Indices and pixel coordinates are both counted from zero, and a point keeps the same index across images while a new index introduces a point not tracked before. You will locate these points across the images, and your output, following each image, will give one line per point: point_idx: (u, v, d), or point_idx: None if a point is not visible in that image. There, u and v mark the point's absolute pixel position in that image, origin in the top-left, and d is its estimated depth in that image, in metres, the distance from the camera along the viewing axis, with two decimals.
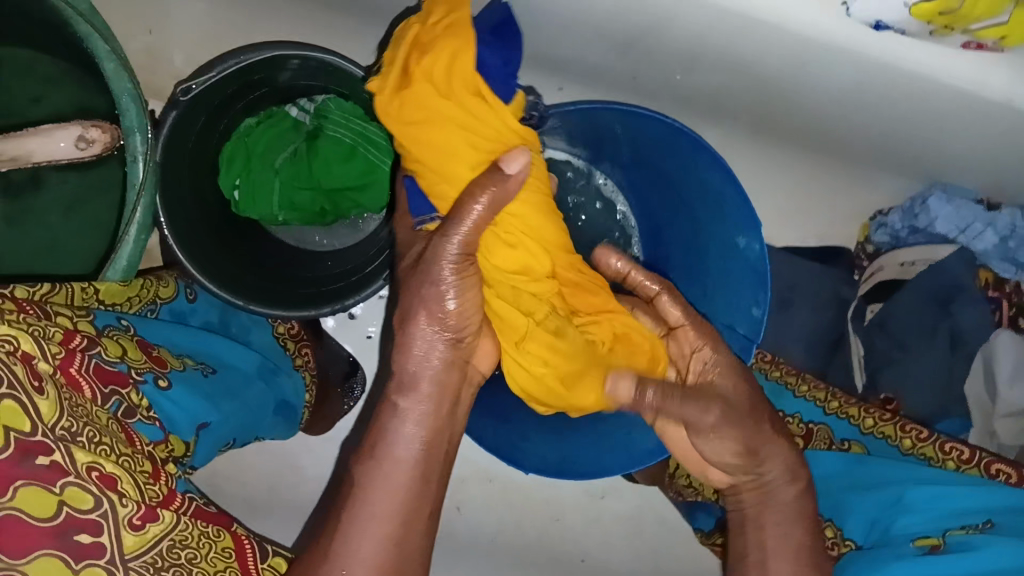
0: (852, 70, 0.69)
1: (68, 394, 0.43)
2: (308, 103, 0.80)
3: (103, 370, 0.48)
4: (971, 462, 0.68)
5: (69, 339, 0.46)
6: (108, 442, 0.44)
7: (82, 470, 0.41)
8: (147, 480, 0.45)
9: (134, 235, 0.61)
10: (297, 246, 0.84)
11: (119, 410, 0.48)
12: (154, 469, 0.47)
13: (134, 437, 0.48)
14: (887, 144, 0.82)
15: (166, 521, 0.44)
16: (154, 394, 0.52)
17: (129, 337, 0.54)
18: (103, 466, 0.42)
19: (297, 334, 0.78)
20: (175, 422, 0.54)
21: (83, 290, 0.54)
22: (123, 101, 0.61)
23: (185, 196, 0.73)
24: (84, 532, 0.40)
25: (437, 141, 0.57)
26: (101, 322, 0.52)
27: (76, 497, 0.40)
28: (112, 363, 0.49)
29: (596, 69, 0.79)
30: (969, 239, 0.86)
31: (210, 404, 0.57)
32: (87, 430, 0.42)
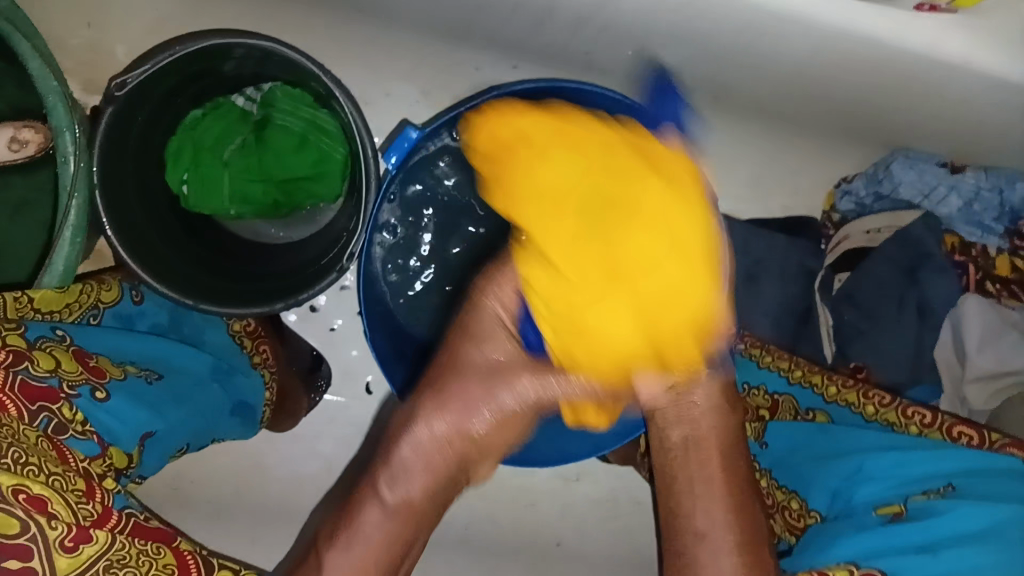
0: (808, 39, 0.68)
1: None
2: (254, 92, 0.79)
3: (30, 387, 0.46)
4: (933, 425, 0.67)
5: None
6: (35, 463, 0.41)
7: (7, 492, 0.38)
8: (80, 499, 0.43)
9: (69, 238, 0.59)
10: (251, 241, 0.82)
11: (50, 427, 0.46)
12: (87, 487, 0.44)
13: (66, 454, 0.46)
14: (849, 112, 0.81)
15: (100, 541, 0.42)
16: (89, 406, 0.50)
17: (65, 348, 0.52)
18: (30, 488, 0.39)
19: (252, 331, 0.75)
20: (116, 434, 0.52)
21: (15, 301, 0.52)
22: (51, 99, 0.59)
23: (130, 194, 0.71)
24: (13, 559, 0.38)
25: (658, 287, 0.54)
26: (33, 334, 0.50)
27: (1, 523, 0.38)
28: (40, 379, 0.47)
29: (550, 47, 0.78)
30: (934, 204, 0.84)
31: (155, 414, 0.55)
32: (12, 451, 0.40)
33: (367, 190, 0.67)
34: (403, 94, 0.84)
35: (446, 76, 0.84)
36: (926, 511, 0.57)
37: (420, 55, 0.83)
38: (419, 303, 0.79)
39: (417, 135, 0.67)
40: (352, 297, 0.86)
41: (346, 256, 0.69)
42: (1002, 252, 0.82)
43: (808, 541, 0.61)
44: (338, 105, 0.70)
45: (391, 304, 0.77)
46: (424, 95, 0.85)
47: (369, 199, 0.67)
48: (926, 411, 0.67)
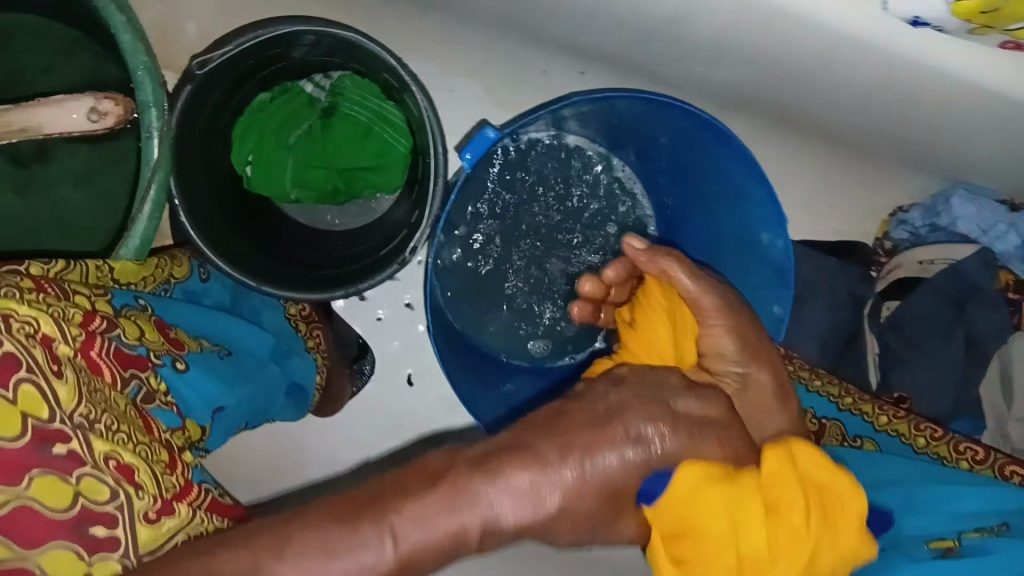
0: (880, 67, 0.68)
1: (87, 378, 0.43)
2: (322, 79, 0.78)
3: (122, 353, 0.47)
4: (984, 462, 0.69)
5: (89, 321, 0.45)
6: (125, 430, 0.43)
7: (99, 459, 0.40)
8: (164, 470, 0.44)
9: (148, 213, 0.59)
10: (308, 225, 0.82)
11: (138, 395, 0.47)
12: (170, 459, 0.46)
13: (151, 425, 0.47)
14: (911, 144, 0.81)
15: (181, 515, 0.44)
16: (171, 377, 0.51)
17: (147, 317, 0.53)
18: (120, 455, 0.41)
19: (307, 315, 0.76)
20: (192, 407, 0.53)
21: (98, 269, 0.53)
22: (139, 74, 0.60)
23: (199, 174, 0.71)
24: (99, 525, 0.40)
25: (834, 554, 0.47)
26: (118, 302, 0.51)
27: (92, 488, 0.40)
28: (131, 347, 0.48)
29: (619, 56, 0.78)
30: (991, 240, 0.84)
31: (227, 389, 0.56)
32: (105, 417, 0.42)
33: (436, 187, 0.67)
34: (467, 89, 0.85)
35: (511, 75, 0.84)
36: (981, 550, 0.58)
37: (487, 54, 0.83)
38: (485, 302, 0.80)
39: (496, 136, 0.67)
40: (400, 289, 0.86)
41: (409, 249, 0.69)
42: None
43: None
44: (411, 100, 0.69)
45: (456, 305, 0.78)
46: (488, 92, 0.85)
47: (438, 196, 0.67)
48: (979, 447, 0.69)
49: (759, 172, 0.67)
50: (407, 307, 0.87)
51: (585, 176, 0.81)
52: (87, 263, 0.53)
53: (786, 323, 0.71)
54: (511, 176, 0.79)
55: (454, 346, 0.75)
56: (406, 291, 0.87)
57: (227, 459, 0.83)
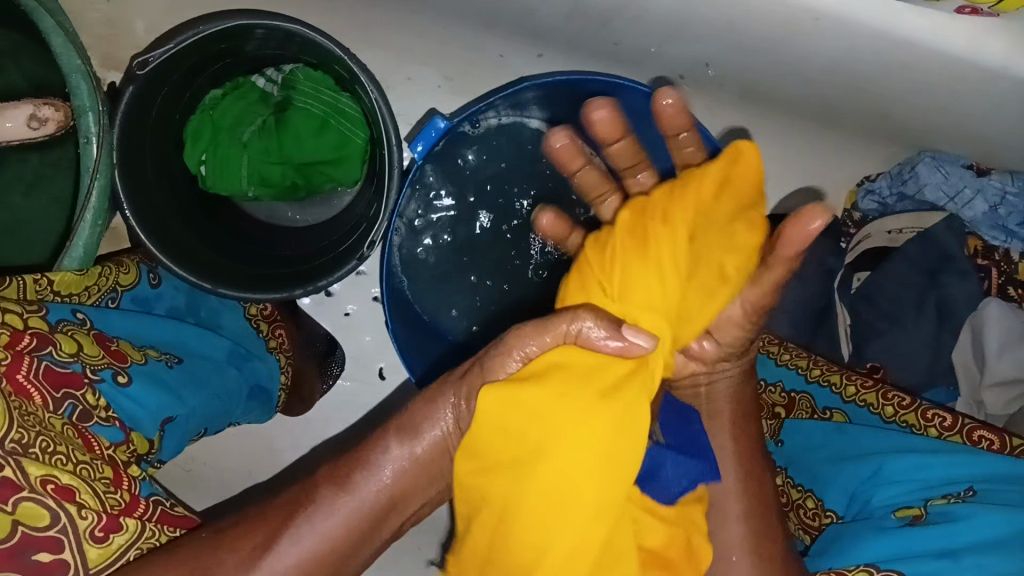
0: (842, 36, 0.67)
1: (16, 403, 0.42)
2: (275, 73, 0.76)
3: (53, 372, 0.46)
4: (953, 429, 0.66)
5: (16, 341, 0.45)
6: (63, 450, 0.43)
7: (36, 483, 0.40)
8: (107, 488, 0.45)
9: (90, 220, 0.59)
10: (267, 221, 0.81)
11: (74, 414, 0.47)
12: (114, 473, 0.46)
13: (92, 442, 0.47)
14: (880, 113, 0.80)
15: (130, 530, 0.45)
16: (111, 392, 0.50)
17: (85, 332, 0.52)
18: (58, 478, 0.41)
19: (270, 315, 0.75)
20: (136, 419, 0.52)
21: (36, 282, 0.52)
22: (75, 78, 0.59)
23: (148, 176, 0.70)
24: (43, 551, 0.40)
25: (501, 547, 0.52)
26: (54, 318, 0.50)
27: (31, 515, 0.40)
28: (65, 365, 0.47)
29: (578, 36, 0.76)
30: (959, 206, 0.83)
31: (174, 398, 0.56)
32: (40, 440, 0.42)
33: (390, 179, 0.66)
34: (425, 78, 0.84)
35: (472, 60, 0.83)
36: (946, 516, 0.56)
37: (443, 41, 0.81)
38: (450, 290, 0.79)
39: (445, 125, 0.67)
40: (367, 283, 0.86)
41: (366, 244, 0.67)
42: None
43: (826, 542, 0.61)
44: (362, 90, 0.68)
45: (412, 298, 0.78)
46: (448, 80, 0.84)
47: (391, 188, 0.66)
48: (947, 414, 0.66)
49: None
50: (374, 301, 0.86)
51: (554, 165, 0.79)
52: (24, 278, 0.52)
53: None
54: (478, 167, 0.78)
55: (420, 337, 0.76)
56: (374, 284, 0.86)
57: (198, 463, 0.82)
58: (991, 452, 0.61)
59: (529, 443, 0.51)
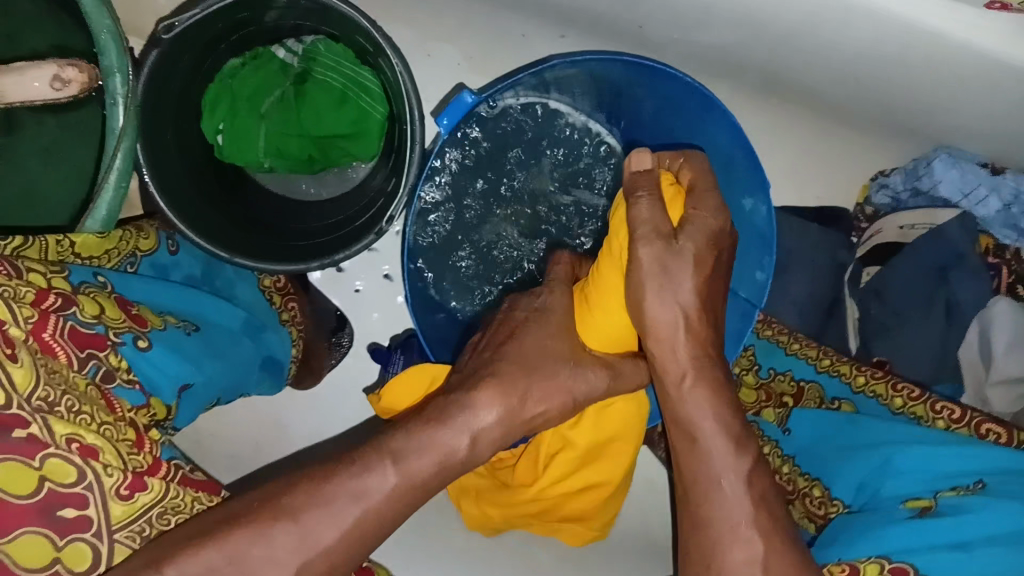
0: (869, 28, 0.67)
1: (43, 361, 0.42)
2: (295, 44, 0.76)
3: (79, 333, 0.46)
4: (961, 421, 0.65)
5: (41, 300, 0.45)
6: (88, 410, 0.43)
7: (62, 441, 0.40)
8: (130, 449, 0.44)
9: (113, 182, 0.59)
10: (281, 193, 0.81)
11: (98, 375, 0.47)
12: (137, 436, 0.46)
13: (114, 405, 0.46)
14: (899, 107, 0.80)
15: (154, 490, 0.44)
16: (133, 355, 0.50)
17: (107, 294, 0.52)
18: (83, 437, 0.41)
19: (283, 288, 0.75)
20: (154, 385, 0.52)
21: (58, 242, 0.52)
22: (104, 39, 0.59)
23: (166, 143, 0.69)
24: (69, 507, 0.40)
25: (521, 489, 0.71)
26: (77, 279, 0.50)
27: (57, 471, 0.40)
28: (89, 326, 0.47)
29: (601, 19, 0.76)
30: (972, 203, 0.84)
31: (192, 366, 0.55)
32: (66, 399, 0.42)
33: (413, 153, 0.66)
34: (447, 56, 0.83)
35: (493, 40, 0.83)
36: (956, 509, 0.56)
37: (465, 19, 0.81)
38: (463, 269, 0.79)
39: (472, 100, 0.66)
40: (379, 260, 0.86)
41: (386, 218, 0.67)
42: None
43: (835, 533, 0.61)
44: (386, 63, 0.67)
45: (426, 272, 0.76)
46: (468, 59, 0.84)
47: (413, 163, 0.66)
48: (955, 405, 0.66)
49: (744, 139, 0.66)
50: (386, 278, 0.86)
51: (569, 147, 0.80)
52: (46, 238, 0.52)
53: (769, 287, 0.70)
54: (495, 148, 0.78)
55: (432, 313, 0.75)
56: (385, 261, 0.86)
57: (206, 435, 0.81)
58: (997, 445, 0.61)
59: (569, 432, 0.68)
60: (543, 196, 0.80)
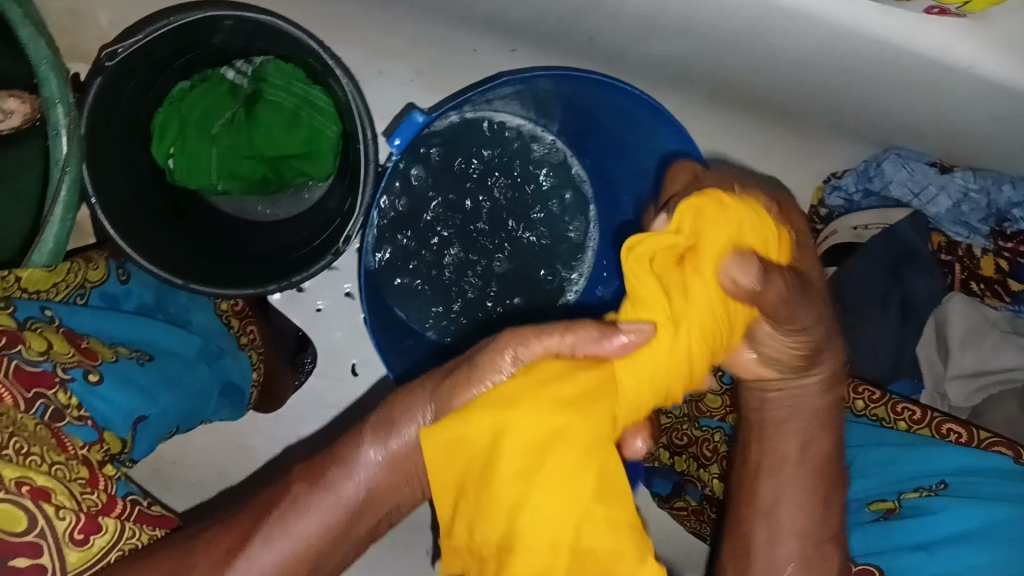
0: (812, 34, 0.67)
1: None
2: (244, 65, 0.76)
3: (24, 372, 0.45)
4: (921, 422, 0.65)
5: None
6: (37, 452, 0.42)
7: (12, 485, 0.39)
8: (84, 489, 0.44)
9: (60, 215, 0.58)
10: (236, 216, 0.80)
11: (46, 414, 0.46)
12: (90, 474, 0.45)
13: (65, 442, 0.45)
14: (847, 111, 0.81)
15: (108, 531, 0.44)
16: (83, 391, 0.49)
17: (55, 329, 0.51)
18: (34, 480, 0.40)
19: (241, 311, 0.74)
20: (108, 418, 0.51)
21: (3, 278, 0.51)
22: (42, 69, 0.57)
23: (115, 168, 0.68)
24: (20, 556, 0.39)
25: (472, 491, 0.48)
26: (22, 315, 0.49)
27: (8, 518, 0.39)
28: (34, 364, 0.46)
29: (552, 33, 0.76)
30: (924, 203, 0.85)
31: (146, 399, 0.55)
32: (14, 441, 0.41)
33: (365, 173, 0.66)
34: (399, 73, 0.84)
35: (445, 55, 0.82)
36: (917, 510, 0.57)
37: (416, 34, 0.80)
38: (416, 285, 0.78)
39: (424, 120, 0.66)
40: (339, 279, 0.85)
41: (342, 240, 0.67)
42: (988, 253, 0.84)
43: None
44: (336, 83, 0.67)
45: (388, 296, 0.76)
46: (419, 75, 0.84)
47: (366, 182, 0.66)
48: (916, 407, 0.66)
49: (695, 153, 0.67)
50: (347, 297, 0.85)
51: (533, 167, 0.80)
52: None
53: None
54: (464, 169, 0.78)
55: (396, 333, 0.76)
56: (345, 280, 0.85)
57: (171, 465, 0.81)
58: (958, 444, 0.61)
59: (483, 436, 0.47)
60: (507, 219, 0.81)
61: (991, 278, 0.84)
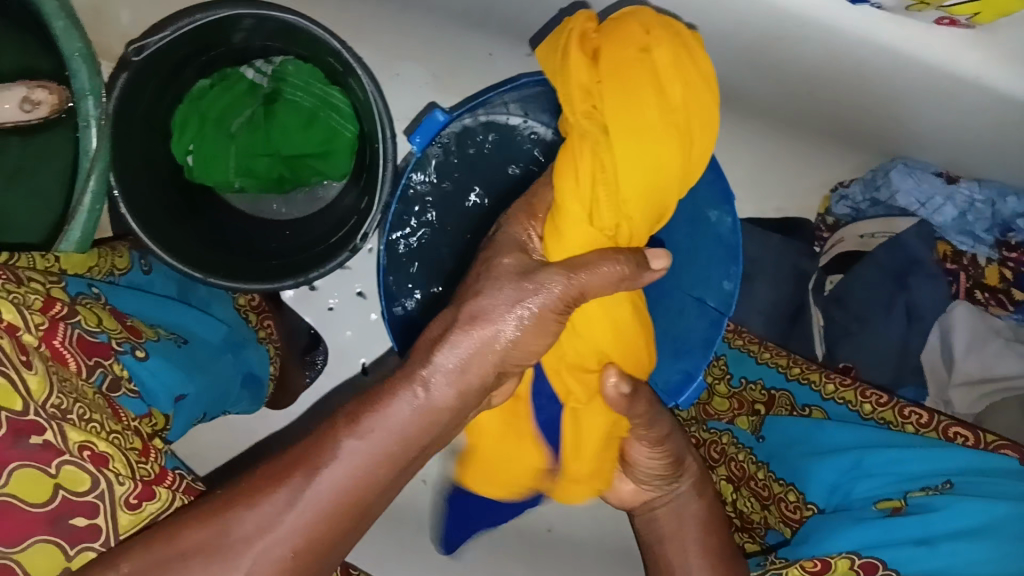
0: (824, 43, 0.68)
1: (54, 369, 0.43)
2: (264, 65, 0.77)
3: (86, 342, 0.47)
4: (928, 425, 0.66)
5: (49, 307, 0.46)
6: (98, 419, 0.44)
7: (75, 448, 0.41)
8: (139, 459, 0.45)
9: (88, 203, 0.60)
10: (250, 213, 0.80)
11: (104, 383, 0.48)
12: (143, 446, 0.46)
13: (120, 413, 0.47)
14: (855, 119, 0.82)
15: (162, 498, 0.45)
16: (133, 365, 0.51)
17: (102, 306, 0.52)
18: (95, 445, 0.42)
19: (257, 306, 0.76)
20: (153, 394, 0.52)
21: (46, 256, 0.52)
22: (75, 60, 0.60)
23: (137, 165, 0.69)
24: (80, 516, 0.41)
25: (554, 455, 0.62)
26: (73, 290, 0.50)
27: (71, 479, 0.40)
28: (93, 334, 0.48)
29: None
30: (929, 212, 0.86)
31: (185, 377, 0.56)
32: (77, 407, 0.42)
33: (386, 169, 0.66)
34: (412, 75, 0.84)
35: (459, 59, 0.84)
36: (924, 507, 0.58)
37: (432, 38, 0.82)
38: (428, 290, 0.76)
39: (444, 118, 0.67)
40: (350, 278, 0.86)
41: (359, 236, 0.68)
42: (991, 262, 0.84)
43: (806, 533, 0.62)
44: (357, 83, 0.68)
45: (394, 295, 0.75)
46: (434, 78, 0.85)
47: (387, 178, 0.66)
48: (923, 411, 0.67)
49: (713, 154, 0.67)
50: (357, 296, 0.86)
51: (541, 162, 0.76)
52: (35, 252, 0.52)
53: (735, 298, 0.70)
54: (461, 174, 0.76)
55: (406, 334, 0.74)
56: (357, 279, 0.86)
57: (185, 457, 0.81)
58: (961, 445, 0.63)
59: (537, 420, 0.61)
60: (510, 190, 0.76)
61: (994, 287, 0.84)
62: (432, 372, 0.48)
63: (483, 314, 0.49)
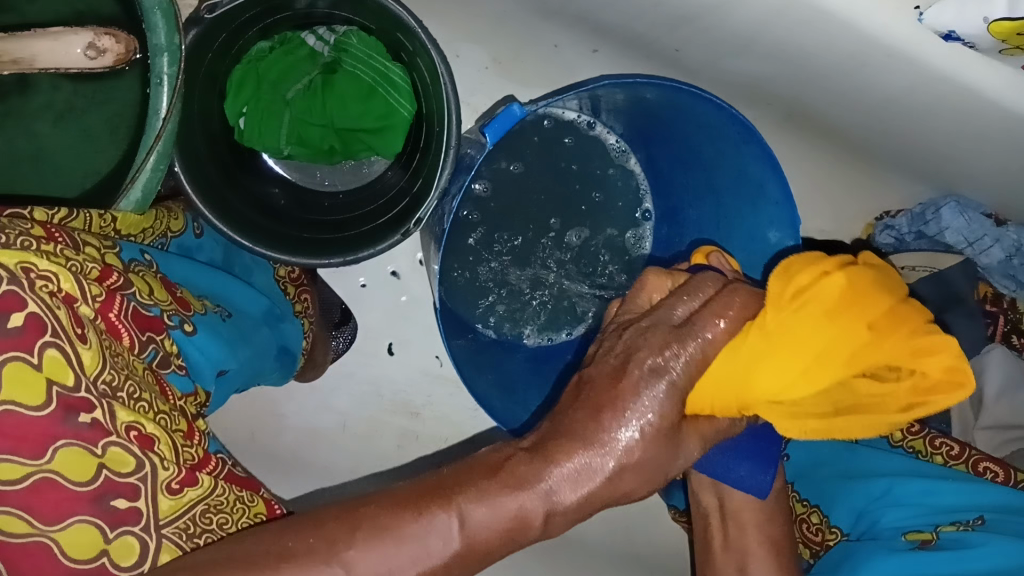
0: (907, 74, 0.66)
1: (108, 342, 0.43)
2: (327, 32, 0.75)
3: (139, 315, 0.47)
4: (959, 458, 0.66)
5: (106, 277, 0.45)
6: (146, 399, 0.44)
7: (121, 429, 0.41)
8: (183, 442, 0.46)
9: (152, 164, 0.56)
10: (299, 180, 0.80)
11: (155, 359, 0.48)
12: (188, 428, 0.47)
13: (166, 390, 0.48)
14: (916, 157, 0.81)
15: (203, 486, 0.45)
16: (182, 340, 0.51)
17: (153, 274, 0.51)
18: (142, 426, 0.42)
19: (296, 278, 0.74)
20: (196, 368, 0.52)
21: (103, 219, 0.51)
22: (154, 15, 0.57)
23: (192, 124, 0.67)
24: (121, 498, 0.41)
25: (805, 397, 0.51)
26: (127, 256, 0.49)
27: (117, 461, 0.40)
28: (147, 308, 0.48)
29: (641, 38, 0.76)
30: (976, 252, 0.82)
31: (229, 350, 0.55)
32: (128, 385, 0.43)
33: (448, 149, 0.65)
34: (474, 57, 0.84)
35: (523, 47, 0.82)
36: (955, 543, 0.58)
37: (500, 23, 0.80)
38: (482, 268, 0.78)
39: (521, 111, 0.64)
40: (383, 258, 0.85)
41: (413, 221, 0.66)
42: None
43: (836, 562, 0.62)
44: (425, 64, 0.67)
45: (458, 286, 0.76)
46: (495, 62, 0.84)
47: (447, 161, 0.65)
48: (955, 442, 0.66)
49: (781, 171, 0.65)
50: (392, 276, 0.86)
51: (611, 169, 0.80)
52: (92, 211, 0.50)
53: None
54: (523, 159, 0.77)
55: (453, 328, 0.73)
56: (389, 259, 0.85)
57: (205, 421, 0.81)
58: (994, 483, 0.62)
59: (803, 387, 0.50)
60: (562, 181, 0.80)
61: None
62: (554, 483, 0.45)
63: (604, 436, 0.46)
